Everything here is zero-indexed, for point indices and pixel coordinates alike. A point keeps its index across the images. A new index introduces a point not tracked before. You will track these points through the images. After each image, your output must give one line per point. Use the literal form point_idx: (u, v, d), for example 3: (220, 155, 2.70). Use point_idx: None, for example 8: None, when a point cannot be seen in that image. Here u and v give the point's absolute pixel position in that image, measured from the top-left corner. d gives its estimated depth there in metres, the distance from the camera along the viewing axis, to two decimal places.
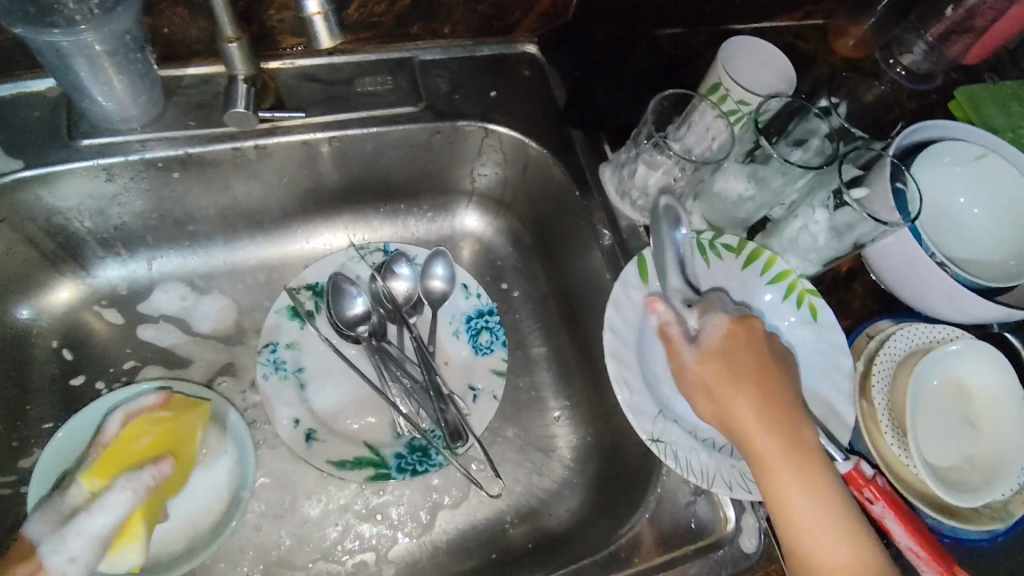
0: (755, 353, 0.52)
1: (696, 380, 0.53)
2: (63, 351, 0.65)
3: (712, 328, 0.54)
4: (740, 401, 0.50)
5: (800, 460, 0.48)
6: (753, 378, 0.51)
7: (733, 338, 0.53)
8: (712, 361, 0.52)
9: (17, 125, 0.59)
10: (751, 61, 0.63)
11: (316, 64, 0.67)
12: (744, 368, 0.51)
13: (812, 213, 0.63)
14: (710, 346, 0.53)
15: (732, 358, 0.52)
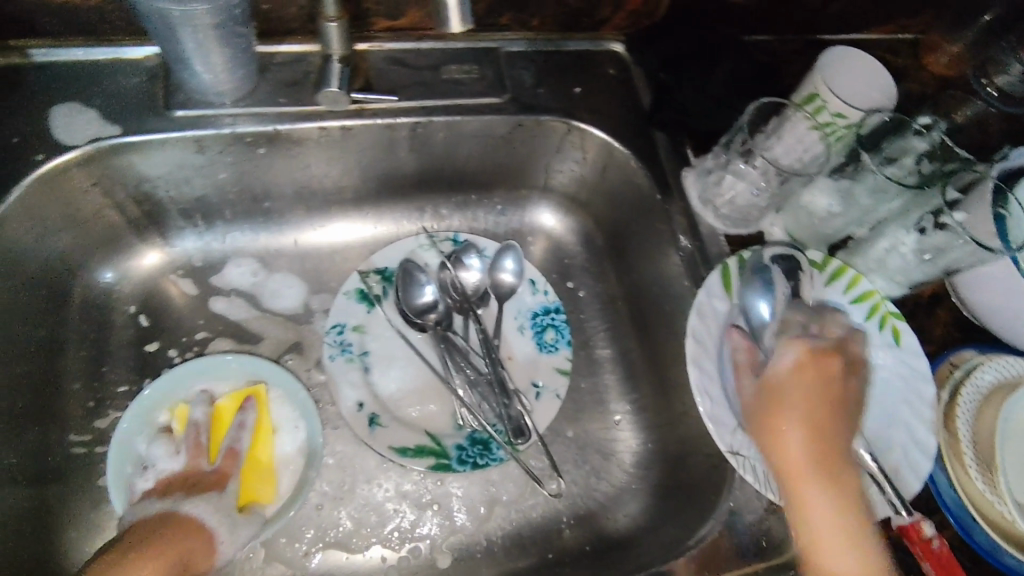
0: (828, 388, 0.49)
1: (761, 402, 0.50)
2: (140, 317, 0.66)
3: (783, 360, 0.50)
4: (791, 433, 0.48)
5: (843, 504, 0.46)
6: (801, 416, 0.48)
7: (804, 370, 0.49)
8: (776, 387, 0.50)
9: (114, 91, 0.59)
10: (853, 73, 0.61)
11: (404, 49, 0.67)
12: (807, 402, 0.48)
13: (902, 234, 0.61)
14: (774, 376, 0.50)
15: (795, 392, 0.49)
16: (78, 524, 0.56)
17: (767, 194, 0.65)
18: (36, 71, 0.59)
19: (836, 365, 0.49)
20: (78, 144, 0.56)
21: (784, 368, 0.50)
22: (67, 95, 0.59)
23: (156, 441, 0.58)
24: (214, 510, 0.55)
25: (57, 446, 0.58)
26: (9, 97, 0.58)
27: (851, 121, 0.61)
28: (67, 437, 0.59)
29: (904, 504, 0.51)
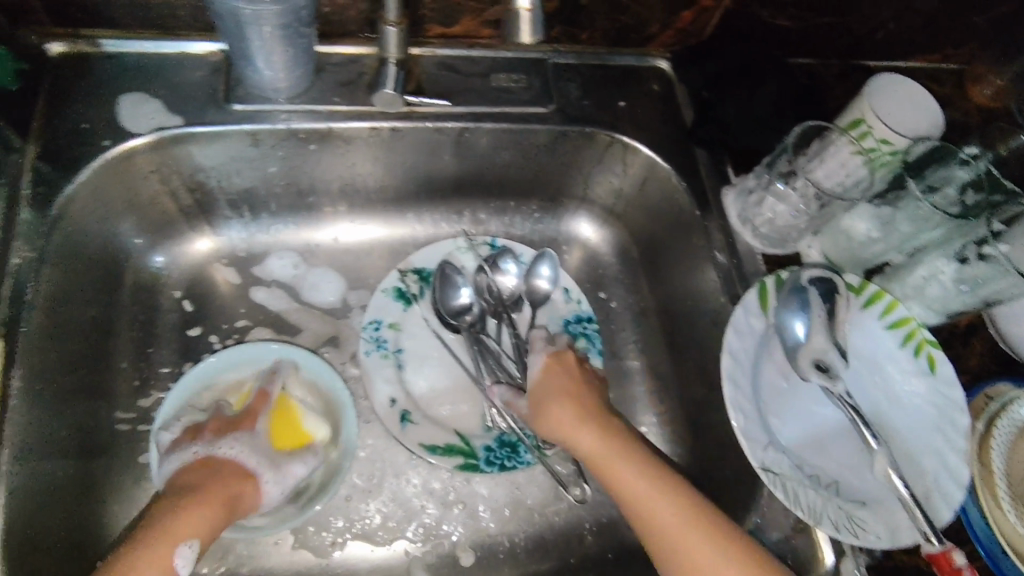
0: (564, 385, 0.62)
1: (535, 410, 0.61)
2: (185, 302, 0.68)
3: (536, 361, 0.64)
4: (558, 429, 0.59)
5: (652, 480, 0.54)
6: (571, 403, 0.60)
7: (550, 367, 0.63)
8: (544, 392, 0.62)
9: (177, 83, 0.61)
10: (900, 100, 0.60)
11: (455, 56, 0.69)
12: (568, 394, 0.61)
13: (939, 262, 0.61)
14: (541, 377, 0.63)
15: (553, 386, 0.62)
16: (120, 497, 0.59)
17: (805, 217, 0.66)
18: (106, 60, 0.61)
19: (572, 356, 0.65)
20: (143, 133, 0.59)
21: (540, 372, 0.63)
22: (133, 84, 0.61)
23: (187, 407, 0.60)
24: (253, 450, 0.58)
25: (103, 422, 0.60)
26: (79, 83, 0.60)
27: (897, 147, 0.60)
28: (112, 414, 0.61)
29: (936, 534, 0.51)
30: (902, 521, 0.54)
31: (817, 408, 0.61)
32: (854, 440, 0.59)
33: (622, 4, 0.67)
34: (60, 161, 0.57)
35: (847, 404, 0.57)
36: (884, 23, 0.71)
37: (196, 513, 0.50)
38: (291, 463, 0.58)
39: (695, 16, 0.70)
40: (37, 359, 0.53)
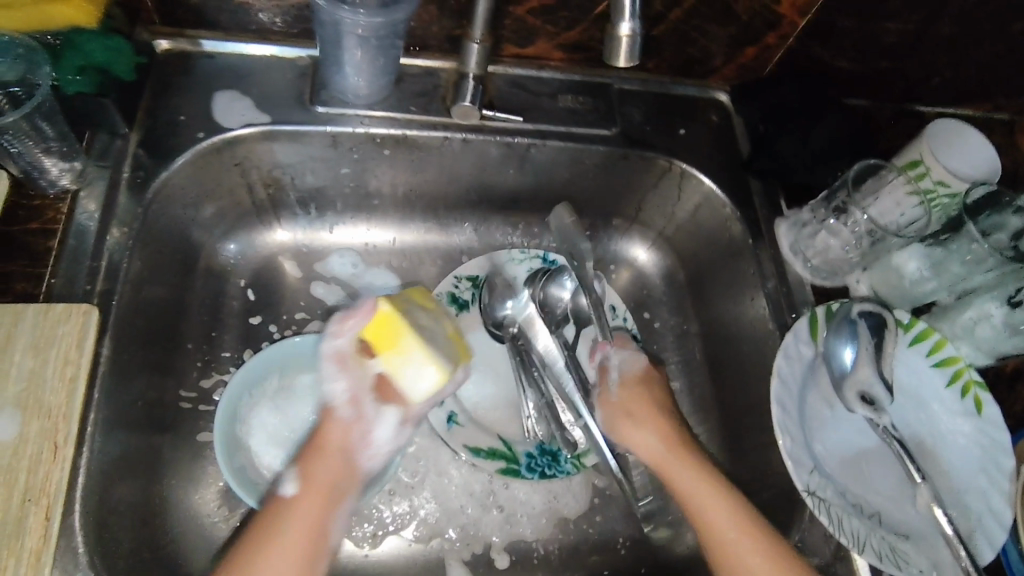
0: (651, 395, 0.65)
1: (619, 409, 0.64)
2: (249, 290, 0.71)
3: (632, 361, 0.67)
4: (639, 432, 0.62)
5: (717, 491, 0.56)
6: (650, 409, 0.64)
7: (646, 372, 0.67)
8: (632, 394, 0.65)
9: (268, 85, 0.65)
10: (960, 144, 0.62)
11: (526, 75, 0.72)
12: (657, 399, 0.64)
13: (986, 306, 0.63)
14: (631, 376, 0.66)
15: (644, 388, 0.65)
16: (177, 473, 0.61)
17: (857, 251, 0.68)
18: (204, 59, 0.66)
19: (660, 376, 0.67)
20: (235, 128, 0.63)
21: (632, 376, 0.66)
22: (228, 84, 0.65)
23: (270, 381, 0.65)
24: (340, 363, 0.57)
25: (169, 398, 0.63)
26: (181, 79, 0.65)
27: (954, 190, 0.63)
28: (178, 391, 0.64)
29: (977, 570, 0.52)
30: (944, 558, 0.55)
31: (861, 439, 0.62)
32: (898, 473, 0.60)
33: (690, 36, 0.70)
34: (157, 148, 0.61)
35: (891, 437, 0.59)
36: (938, 71, 0.68)
37: (302, 452, 0.55)
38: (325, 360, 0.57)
39: (757, 53, 0.73)
40: (125, 332, 0.56)
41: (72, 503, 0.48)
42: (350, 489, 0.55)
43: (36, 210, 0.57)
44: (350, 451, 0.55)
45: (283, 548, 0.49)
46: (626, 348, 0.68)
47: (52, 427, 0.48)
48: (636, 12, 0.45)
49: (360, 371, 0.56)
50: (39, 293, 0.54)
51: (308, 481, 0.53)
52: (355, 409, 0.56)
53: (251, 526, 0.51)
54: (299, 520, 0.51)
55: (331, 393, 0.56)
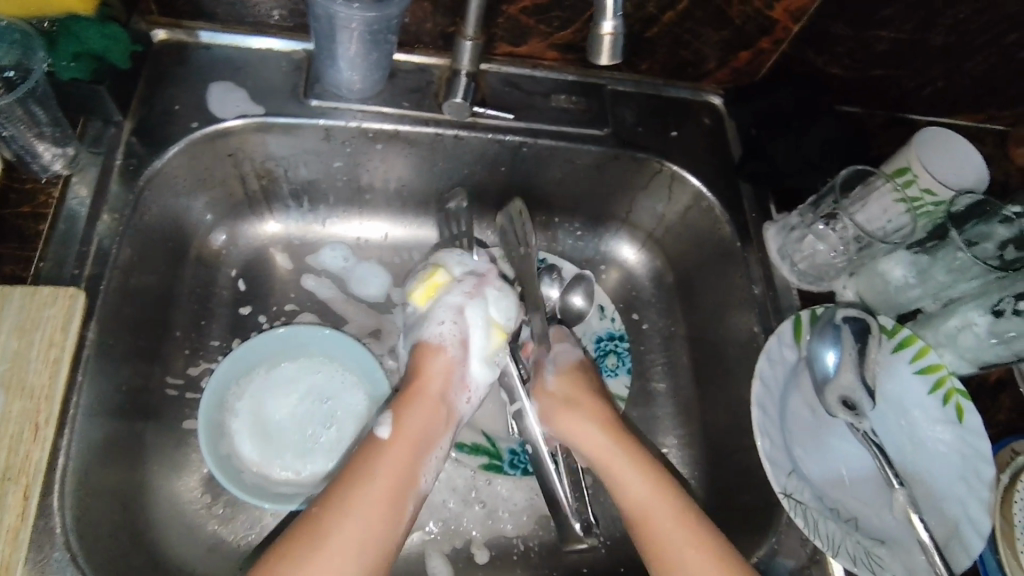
0: (585, 384, 0.64)
1: (554, 399, 0.63)
2: (239, 281, 0.72)
3: (567, 351, 0.66)
4: (573, 421, 0.61)
5: (661, 492, 0.56)
6: (587, 401, 0.63)
7: (580, 363, 0.66)
8: (567, 383, 0.64)
9: (262, 77, 0.66)
10: (947, 152, 0.63)
11: (519, 74, 0.73)
12: (590, 390, 0.64)
13: (971, 313, 0.63)
14: (565, 367, 0.65)
15: (578, 378, 0.64)
16: (161, 459, 0.61)
17: (844, 257, 0.68)
18: (201, 50, 0.67)
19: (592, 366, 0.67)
20: (228, 118, 0.64)
21: (566, 367, 0.65)
22: (223, 75, 0.66)
23: (259, 370, 0.66)
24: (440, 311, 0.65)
25: (156, 384, 0.63)
26: (177, 69, 0.66)
27: (941, 198, 0.63)
28: (165, 378, 0.65)
29: None
30: (920, 564, 0.55)
31: (841, 444, 0.62)
32: (877, 479, 0.60)
33: (684, 38, 0.70)
34: (150, 137, 0.62)
35: (870, 441, 0.59)
36: (932, 80, 0.69)
37: (397, 398, 0.59)
38: (437, 306, 0.65)
39: (751, 56, 0.73)
40: (112, 317, 0.57)
41: (52, 485, 0.49)
42: (438, 437, 0.58)
43: (28, 193, 0.57)
44: (444, 399, 0.60)
45: (377, 486, 0.52)
46: (564, 339, 0.67)
47: (34, 406, 0.49)
48: (618, 11, 0.46)
49: (469, 319, 0.64)
50: (27, 275, 0.54)
51: (401, 427, 0.56)
52: (460, 350, 0.63)
53: (347, 463, 0.55)
54: (392, 463, 0.54)
55: (441, 335, 0.63)
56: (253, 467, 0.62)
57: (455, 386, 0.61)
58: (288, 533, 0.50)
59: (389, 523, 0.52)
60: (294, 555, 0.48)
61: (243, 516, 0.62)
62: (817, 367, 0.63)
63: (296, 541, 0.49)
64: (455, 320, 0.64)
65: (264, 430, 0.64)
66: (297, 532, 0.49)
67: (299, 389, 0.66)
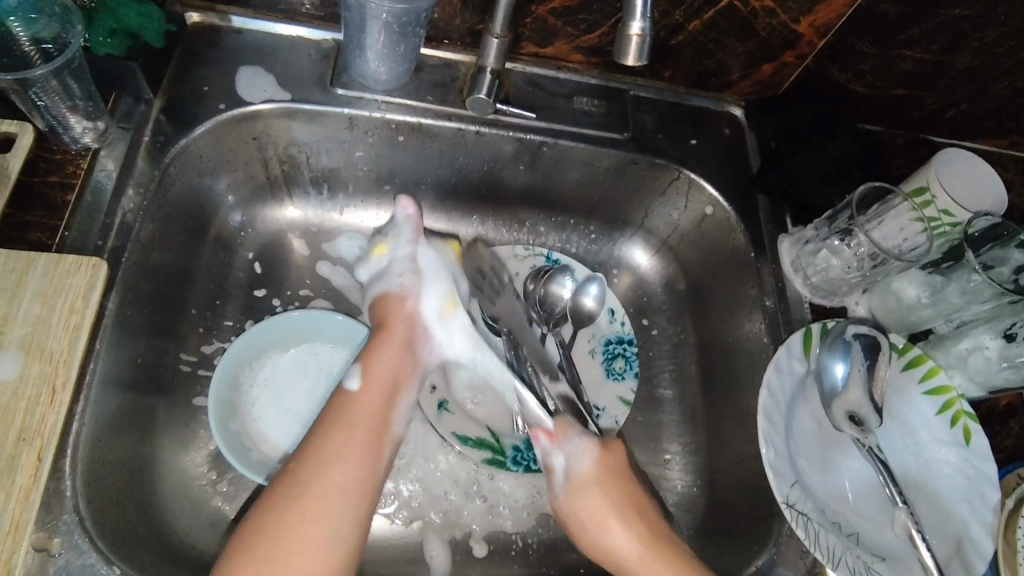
0: (617, 480, 0.61)
1: (569, 514, 0.61)
2: (255, 263, 0.73)
3: (582, 456, 0.62)
4: (604, 533, 0.59)
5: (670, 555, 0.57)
6: (617, 506, 0.60)
7: (600, 464, 0.62)
8: (580, 497, 0.61)
9: (291, 64, 0.67)
10: (965, 175, 0.63)
11: (543, 75, 0.73)
12: (615, 492, 0.61)
13: (982, 337, 0.63)
14: (576, 478, 0.61)
15: (595, 486, 0.61)
16: (170, 433, 0.62)
17: (859, 273, 0.67)
18: (233, 34, 0.68)
19: (621, 448, 0.64)
20: (256, 102, 0.65)
21: (583, 474, 0.61)
22: (253, 60, 0.67)
23: (273, 353, 0.66)
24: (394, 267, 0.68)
25: (169, 360, 0.64)
26: (209, 52, 0.67)
27: (957, 220, 0.63)
28: (178, 354, 0.65)
29: None
30: None
31: (845, 458, 0.62)
32: (879, 497, 0.61)
33: (708, 49, 0.71)
34: (179, 116, 0.63)
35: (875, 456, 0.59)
36: (956, 102, 0.68)
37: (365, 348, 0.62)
38: (398, 261, 0.68)
39: (775, 69, 0.73)
40: (132, 290, 0.58)
41: (64, 448, 0.50)
42: (406, 384, 0.61)
43: (57, 163, 0.59)
44: (411, 344, 0.63)
45: (353, 430, 0.55)
46: (569, 441, 0.62)
47: (52, 370, 0.50)
48: (647, 12, 0.47)
49: (428, 271, 0.67)
50: (52, 243, 0.55)
51: (370, 377, 0.59)
52: (416, 303, 0.65)
53: (320, 416, 0.57)
54: (365, 412, 0.57)
55: (401, 283, 0.66)
56: (259, 446, 0.62)
57: (420, 335, 0.65)
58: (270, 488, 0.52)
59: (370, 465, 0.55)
60: (281, 506, 0.50)
61: (246, 495, 0.63)
62: (817, 383, 0.63)
63: (280, 500, 0.50)
64: (413, 275, 0.67)
65: (274, 410, 0.65)
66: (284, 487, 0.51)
67: (311, 367, 0.67)
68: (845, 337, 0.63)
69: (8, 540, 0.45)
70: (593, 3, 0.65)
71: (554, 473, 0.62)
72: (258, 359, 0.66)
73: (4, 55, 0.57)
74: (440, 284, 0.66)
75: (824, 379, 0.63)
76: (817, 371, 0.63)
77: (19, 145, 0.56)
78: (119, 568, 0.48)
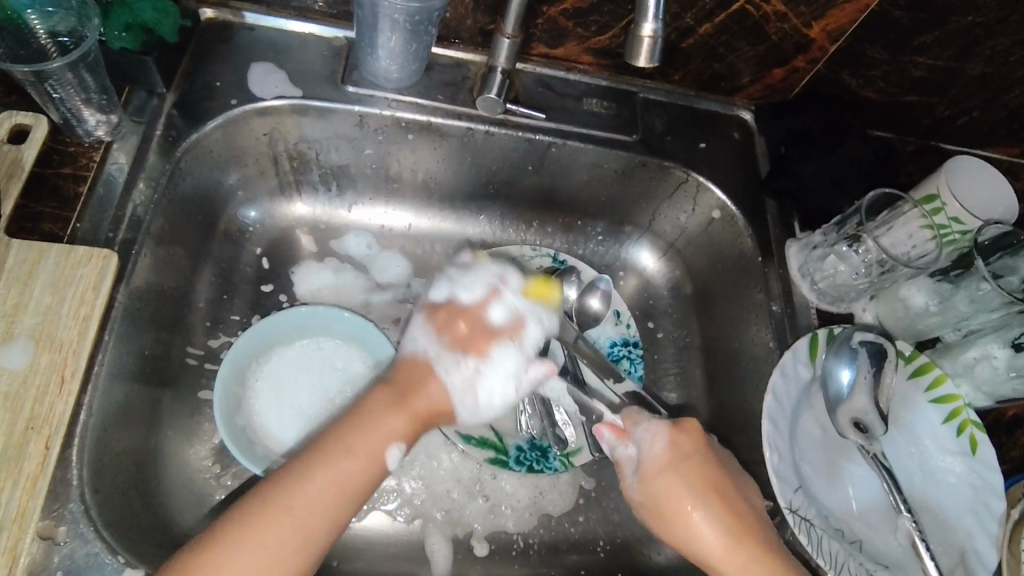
0: (692, 461, 0.57)
1: (644, 504, 0.57)
2: (263, 259, 0.73)
3: (653, 440, 0.58)
4: (685, 522, 0.55)
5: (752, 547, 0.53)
6: (696, 492, 0.55)
7: (675, 447, 0.57)
8: (655, 484, 0.56)
9: (302, 61, 0.68)
10: (975, 182, 0.63)
11: (553, 76, 0.73)
12: (696, 479, 0.56)
13: (991, 346, 0.63)
14: (650, 463, 0.57)
15: (672, 472, 0.56)
16: (175, 426, 0.63)
17: (866, 280, 0.67)
18: (245, 30, 0.68)
19: (695, 426, 0.59)
20: (267, 98, 0.65)
21: (655, 462, 0.57)
22: (265, 57, 0.67)
23: (278, 348, 0.67)
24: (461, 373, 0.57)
25: (176, 354, 0.65)
26: (221, 47, 0.67)
27: (968, 227, 0.63)
28: (185, 347, 0.66)
29: None
30: None
31: (850, 466, 0.62)
32: (882, 506, 0.60)
33: (719, 52, 0.71)
34: (191, 111, 0.64)
35: (880, 464, 0.59)
36: (967, 109, 0.67)
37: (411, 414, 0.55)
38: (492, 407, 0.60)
39: (786, 74, 0.73)
40: (141, 283, 0.58)
41: (72, 438, 0.50)
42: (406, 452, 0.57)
43: (70, 155, 0.59)
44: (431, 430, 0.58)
45: (350, 487, 0.51)
46: (639, 429, 0.59)
47: (62, 360, 0.51)
48: (660, 14, 0.46)
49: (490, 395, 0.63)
50: (64, 234, 0.56)
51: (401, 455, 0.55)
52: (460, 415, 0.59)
53: (343, 462, 0.51)
54: (371, 475, 0.52)
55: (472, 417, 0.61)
56: (264, 441, 0.63)
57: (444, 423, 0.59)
58: (262, 497, 0.49)
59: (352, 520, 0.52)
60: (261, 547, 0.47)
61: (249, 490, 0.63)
62: (819, 387, 0.63)
63: (268, 539, 0.47)
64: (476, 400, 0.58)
65: (277, 404, 0.65)
66: (272, 519, 0.48)
67: (315, 362, 0.67)
68: (851, 340, 0.63)
69: (13, 528, 0.46)
70: (605, 5, 0.65)
71: (625, 462, 0.59)
72: (264, 354, 0.66)
73: (21, 47, 0.58)
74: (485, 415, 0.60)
75: (829, 384, 0.63)
76: (819, 373, 0.63)
77: (33, 138, 0.57)
78: (123, 558, 0.48)
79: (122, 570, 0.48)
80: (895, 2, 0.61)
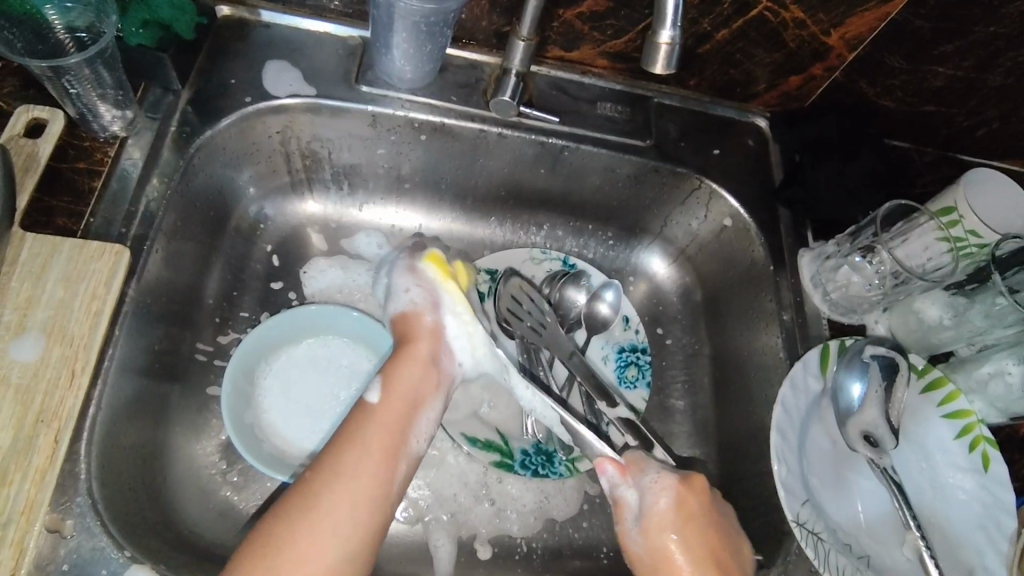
0: (694, 516, 0.57)
1: (642, 557, 0.57)
2: (273, 256, 0.73)
3: (658, 492, 0.58)
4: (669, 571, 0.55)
5: None
6: (687, 543, 0.56)
7: (680, 504, 0.57)
8: (654, 538, 0.56)
9: (318, 60, 0.68)
10: (997, 196, 0.61)
11: (568, 79, 0.73)
12: (689, 533, 0.56)
13: (1005, 361, 0.62)
14: (649, 516, 0.57)
15: (669, 526, 0.56)
16: (183, 422, 0.63)
17: (879, 291, 0.66)
18: (261, 28, 0.69)
19: (705, 484, 0.58)
20: (282, 96, 0.65)
21: (655, 514, 0.57)
22: (280, 55, 0.68)
23: (288, 346, 0.67)
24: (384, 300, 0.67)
25: (186, 349, 0.65)
26: (237, 45, 0.67)
27: (985, 241, 0.62)
28: (195, 343, 0.66)
29: None
30: None
31: (858, 480, 0.62)
32: (892, 523, 0.60)
33: (736, 58, 0.70)
34: (204, 108, 0.64)
35: (890, 479, 0.59)
36: (988, 120, 0.66)
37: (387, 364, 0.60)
38: (398, 278, 0.66)
39: (803, 81, 0.72)
40: (152, 278, 0.59)
41: (81, 432, 0.51)
42: (428, 403, 0.58)
43: (85, 151, 0.60)
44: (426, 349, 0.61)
45: (347, 434, 0.54)
46: (645, 477, 0.59)
47: (72, 354, 0.51)
48: (677, 21, 0.46)
49: (433, 282, 0.66)
50: (78, 228, 0.56)
51: (391, 396, 0.56)
52: (417, 299, 0.64)
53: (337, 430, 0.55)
54: (363, 419, 0.55)
55: (412, 301, 0.64)
56: (271, 437, 0.63)
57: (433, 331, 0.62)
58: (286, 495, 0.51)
59: (383, 485, 0.52)
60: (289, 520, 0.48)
61: (254, 486, 0.64)
62: (830, 401, 0.62)
63: (288, 507, 0.49)
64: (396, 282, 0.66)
65: (286, 402, 0.65)
66: (291, 506, 0.49)
67: (323, 360, 0.67)
68: (866, 355, 0.61)
69: (21, 520, 0.47)
70: (621, 9, 0.64)
71: (626, 510, 0.58)
72: (273, 353, 0.66)
73: (39, 42, 0.58)
74: (425, 281, 0.65)
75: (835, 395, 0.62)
76: (824, 381, 0.62)
77: (49, 133, 0.57)
78: (129, 554, 0.49)
79: (127, 566, 0.48)
80: (918, 12, 0.60)
